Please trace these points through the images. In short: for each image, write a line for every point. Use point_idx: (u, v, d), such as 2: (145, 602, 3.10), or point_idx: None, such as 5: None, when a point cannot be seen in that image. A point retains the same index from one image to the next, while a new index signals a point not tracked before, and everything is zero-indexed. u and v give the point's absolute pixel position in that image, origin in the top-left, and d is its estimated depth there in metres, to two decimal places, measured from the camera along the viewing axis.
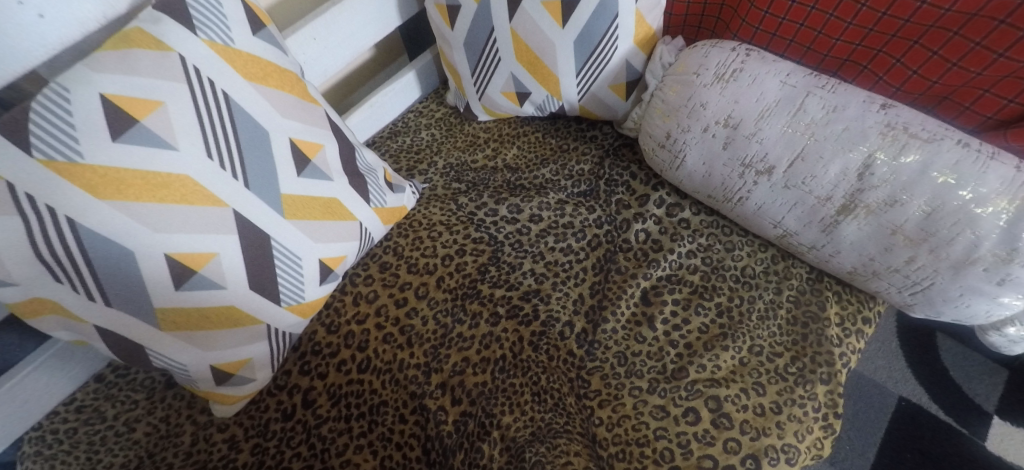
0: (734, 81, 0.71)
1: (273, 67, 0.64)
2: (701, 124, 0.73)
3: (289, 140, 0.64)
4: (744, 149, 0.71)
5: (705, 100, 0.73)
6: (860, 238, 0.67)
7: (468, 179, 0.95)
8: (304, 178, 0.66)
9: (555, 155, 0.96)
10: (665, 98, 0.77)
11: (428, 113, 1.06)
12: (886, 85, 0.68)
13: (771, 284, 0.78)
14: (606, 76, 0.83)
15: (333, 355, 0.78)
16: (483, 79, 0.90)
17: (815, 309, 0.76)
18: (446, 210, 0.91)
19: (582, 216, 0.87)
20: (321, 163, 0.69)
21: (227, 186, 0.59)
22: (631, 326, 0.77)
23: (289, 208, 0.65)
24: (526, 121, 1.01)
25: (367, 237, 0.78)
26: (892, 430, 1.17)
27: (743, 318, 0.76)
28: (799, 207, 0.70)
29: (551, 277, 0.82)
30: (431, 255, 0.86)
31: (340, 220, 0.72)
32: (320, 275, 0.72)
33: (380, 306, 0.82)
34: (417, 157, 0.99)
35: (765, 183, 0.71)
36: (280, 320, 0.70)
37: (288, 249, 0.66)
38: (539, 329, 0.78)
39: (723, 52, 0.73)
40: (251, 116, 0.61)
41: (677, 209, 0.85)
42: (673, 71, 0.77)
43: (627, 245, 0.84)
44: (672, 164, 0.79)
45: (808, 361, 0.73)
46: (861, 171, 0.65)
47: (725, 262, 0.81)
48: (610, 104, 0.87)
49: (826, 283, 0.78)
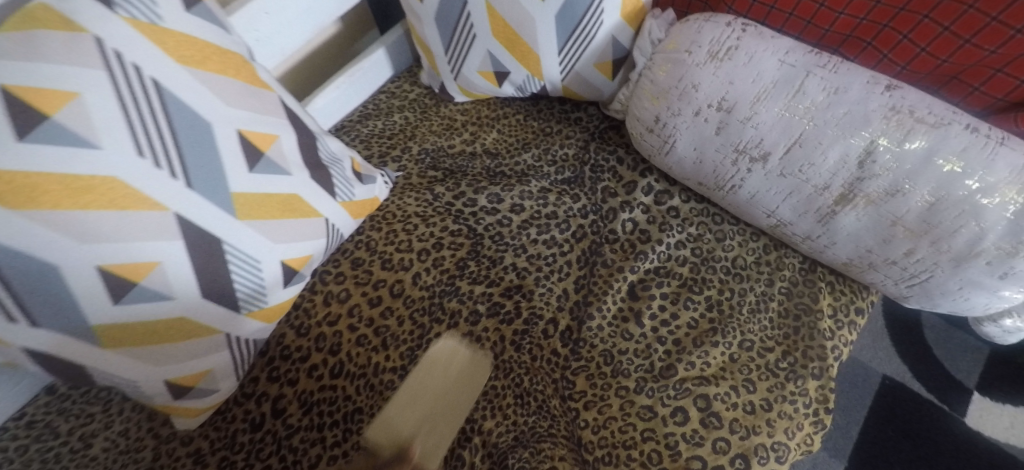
0: (729, 60, 0.65)
1: (212, 48, 0.57)
2: (693, 107, 0.68)
3: (237, 131, 0.58)
4: (738, 134, 0.66)
5: (697, 81, 0.67)
6: (858, 229, 0.63)
7: (446, 167, 0.89)
8: (257, 174, 0.60)
9: (537, 139, 0.90)
10: (654, 79, 0.71)
11: (401, 94, 0.99)
12: (891, 64, 0.63)
13: (763, 275, 0.74)
14: (590, 54, 0.77)
15: (304, 360, 0.74)
16: (457, 57, 0.83)
17: (807, 302, 0.72)
18: (422, 201, 0.85)
19: (566, 205, 0.82)
20: (276, 156, 0.62)
21: (167, 187, 0.53)
22: (617, 323, 0.73)
23: (241, 208, 0.59)
24: (506, 102, 0.95)
25: (334, 233, 0.73)
26: (876, 409, 1.16)
27: (733, 312, 0.72)
28: (795, 196, 0.66)
29: (534, 272, 0.78)
30: (406, 250, 0.81)
31: (300, 217, 0.66)
32: (284, 277, 0.67)
33: (353, 305, 0.77)
34: (390, 142, 0.92)
35: (759, 170, 0.66)
36: (240, 327, 0.65)
37: (244, 252, 0.61)
38: (521, 328, 0.74)
39: (717, 26, 0.67)
40: (191, 105, 0.54)
41: (665, 197, 0.81)
42: (663, 49, 0.71)
43: (613, 237, 0.79)
44: (661, 149, 0.74)
45: (799, 356, 0.69)
46: (861, 158, 0.60)
47: (715, 253, 0.77)
48: (595, 84, 0.81)
49: (820, 273, 0.74)
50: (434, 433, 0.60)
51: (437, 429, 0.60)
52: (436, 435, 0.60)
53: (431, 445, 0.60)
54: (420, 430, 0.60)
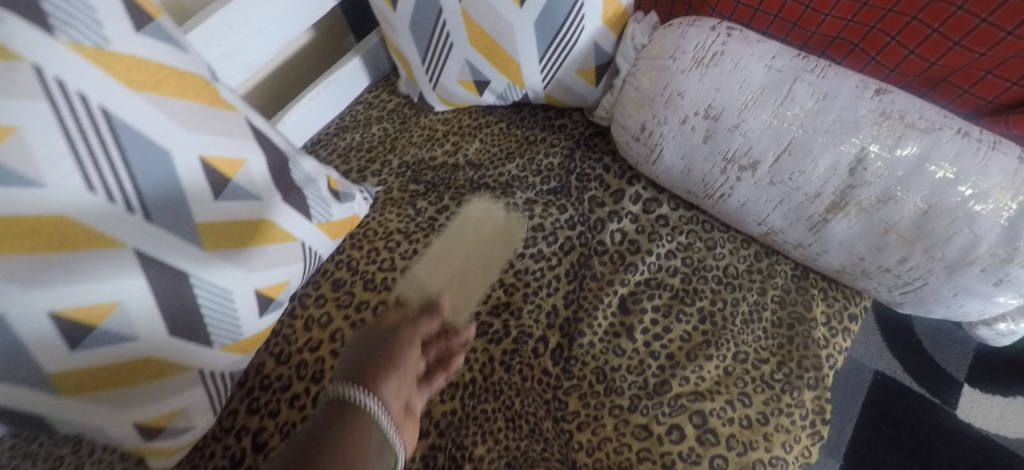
0: (715, 66, 0.62)
1: (168, 70, 0.53)
2: (680, 115, 0.65)
3: (200, 158, 0.54)
4: (726, 142, 0.63)
5: (683, 88, 0.64)
6: (851, 237, 0.61)
7: (427, 180, 0.86)
8: (222, 202, 0.57)
9: (521, 147, 0.88)
10: (639, 86, 0.68)
11: (379, 104, 0.96)
12: (879, 67, 0.60)
13: (755, 284, 0.73)
14: (572, 61, 0.74)
15: (285, 389, 0.71)
16: (434, 66, 0.80)
17: (801, 310, 0.71)
18: (404, 216, 0.82)
19: (553, 216, 0.80)
20: (242, 181, 0.59)
21: (125, 224, 0.50)
22: (609, 338, 0.71)
23: (207, 238, 0.56)
24: (488, 110, 0.92)
25: (312, 256, 0.70)
26: (867, 408, 1.14)
27: (726, 323, 0.70)
28: (786, 204, 0.63)
29: (521, 288, 0.75)
30: (388, 268, 0.78)
31: (273, 243, 0.63)
32: (259, 306, 0.64)
33: (335, 330, 0.74)
34: (370, 155, 0.89)
35: (748, 179, 0.64)
36: (214, 361, 0.62)
37: (214, 284, 0.58)
38: (510, 347, 0.71)
39: (702, 31, 0.64)
40: (147, 133, 0.50)
41: (654, 205, 0.79)
42: (647, 55, 0.68)
43: (601, 248, 0.77)
44: (648, 157, 0.71)
45: (795, 366, 0.68)
46: (853, 165, 0.57)
47: (706, 262, 0.75)
48: (578, 91, 0.78)
49: (812, 280, 0.73)
50: (460, 289, 0.75)
51: (464, 282, 0.75)
52: (462, 292, 0.75)
53: (459, 300, 0.74)
54: (449, 286, 0.75)
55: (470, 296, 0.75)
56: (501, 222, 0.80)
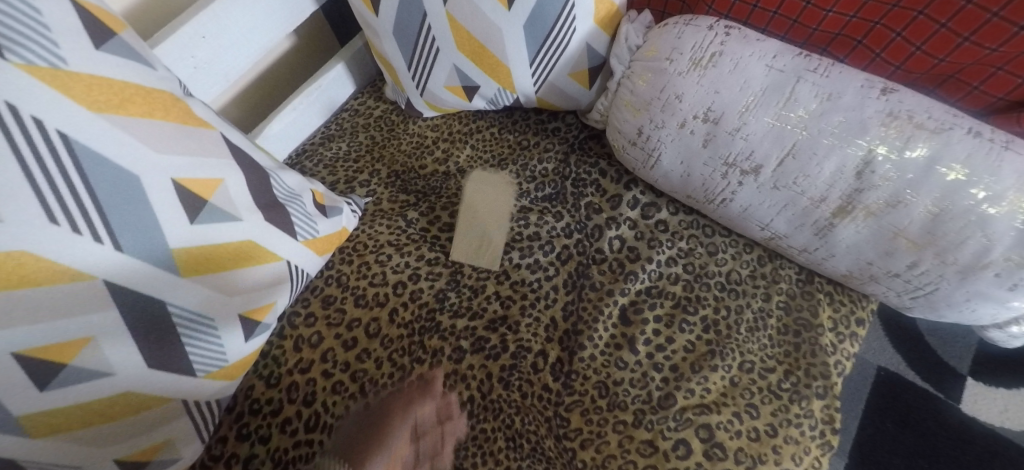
0: (713, 67, 0.59)
1: (133, 88, 0.50)
2: (677, 118, 0.62)
3: (172, 180, 0.51)
4: (726, 146, 0.60)
5: (680, 91, 0.61)
6: (859, 242, 0.59)
7: (418, 189, 0.84)
8: (200, 225, 0.54)
9: (514, 153, 0.85)
10: (634, 89, 0.65)
11: (365, 111, 0.93)
12: (884, 64, 0.57)
13: (759, 290, 0.71)
14: (564, 63, 0.71)
15: (276, 413, 0.68)
16: (421, 72, 0.77)
17: (807, 316, 0.69)
18: (395, 228, 0.80)
19: (548, 225, 0.78)
20: (221, 201, 0.56)
21: (92, 255, 0.47)
22: (610, 351, 0.69)
23: (182, 265, 0.53)
24: (479, 115, 0.89)
25: (299, 275, 0.67)
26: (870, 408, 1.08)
27: (730, 332, 0.69)
28: (790, 209, 0.61)
29: (519, 301, 0.73)
30: (380, 283, 0.75)
31: (255, 265, 0.60)
32: (244, 330, 0.61)
33: (326, 350, 0.71)
34: (357, 165, 0.86)
35: (750, 183, 0.61)
36: (198, 390, 0.58)
37: (193, 313, 0.55)
38: (509, 363, 0.69)
39: (699, 30, 0.61)
40: (112, 158, 0.48)
41: (653, 210, 0.77)
42: (642, 56, 0.65)
43: (600, 257, 0.75)
44: (645, 162, 0.68)
45: (802, 375, 0.66)
46: (860, 168, 0.55)
47: (708, 268, 0.73)
48: (571, 94, 0.75)
49: (817, 284, 0.71)
50: (492, 221, 0.78)
51: (491, 218, 0.79)
52: (494, 224, 0.78)
53: (493, 231, 0.78)
54: (481, 221, 0.78)
55: (502, 226, 0.78)
56: (493, 187, 0.81)
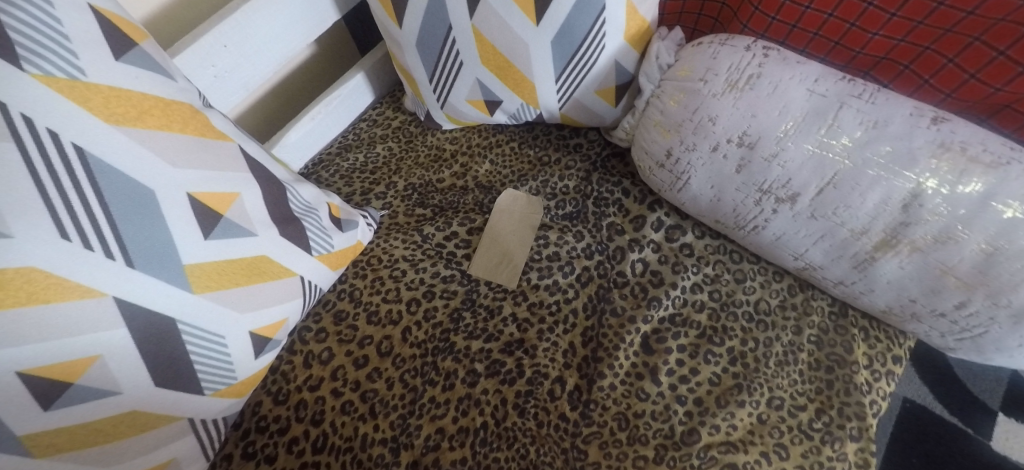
0: (750, 90, 0.57)
1: (151, 100, 0.48)
2: (709, 142, 0.59)
3: (187, 194, 0.50)
4: (761, 173, 0.57)
5: (714, 113, 0.58)
6: (901, 278, 0.55)
7: (434, 203, 0.82)
8: (214, 240, 0.52)
9: (534, 169, 0.83)
10: (664, 109, 0.63)
11: (383, 121, 0.91)
12: (933, 90, 0.54)
13: (789, 322, 0.68)
14: (591, 80, 0.69)
15: (284, 432, 0.66)
16: (443, 85, 0.75)
17: (840, 352, 0.66)
18: (411, 243, 0.77)
19: (569, 244, 0.75)
20: (236, 216, 0.54)
21: (103, 272, 0.45)
22: (631, 381, 0.66)
23: (194, 280, 0.51)
24: (499, 128, 0.87)
25: (311, 290, 0.65)
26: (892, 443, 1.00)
27: (758, 366, 0.66)
28: (827, 240, 0.58)
29: (537, 324, 0.70)
30: (394, 300, 0.73)
31: (268, 281, 0.58)
32: (254, 347, 0.59)
33: (337, 367, 0.69)
34: (374, 177, 0.85)
35: (785, 211, 0.58)
36: (205, 409, 0.57)
37: (205, 331, 0.53)
38: (524, 389, 0.66)
39: (735, 51, 0.59)
40: (127, 171, 0.46)
41: (678, 233, 0.74)
42: (673, 75, 0.63)
43: (622, 280, 0.72)
44: (673, 185, 0.66)
45: (835, 414, 0.63)
46: (907, 201, 0.51)
47: (735, 297, 0.70)
48: (597, 111, 0.73)
49: (851, 318, 0.67)
50: (516, 234, 0.77)
51: (514, 233, 0.77)
52: (518, 237, 0.76)
53: (516, 243, 0.76)
54: (506, 233, 0.77)
55: (526, 240, 0.76)
56: (520, 204, 0.79)
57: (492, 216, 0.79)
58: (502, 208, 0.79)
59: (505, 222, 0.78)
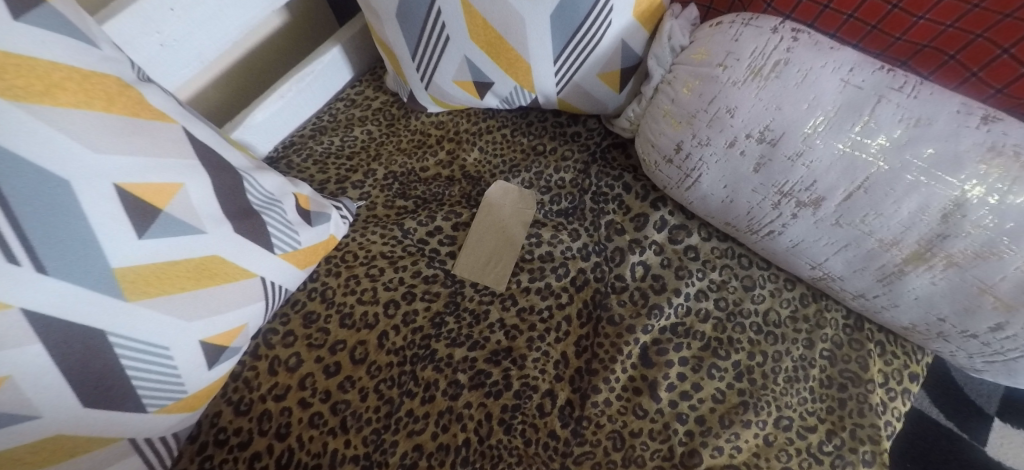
0: (775, 78, 0.50)
1: (65, 71, 0.41)
2: (725, 136, 0.53)
3: (114, 186, 0.42)
4: (782, 172, 0.51)
5: (733, 104, 0.52)
6: (932, 294, 0.50)
7: (417, 194, 0.74)
8: (150, 239, 0.45)
9: (528, 159, 0.76)
10: (675, 97, 0.56)
11: (362, 102, 0.84)
12: (982, 85, 0.46)
13: (801, 335, 0.62)
14: (593, 62, 0.62)
15: (244, 446, 0.59)
16: (426, 63, 0.67)
17: (855, 369, 0.60)
18: (390, 238, 0.71)
19: (563, 244, 0.69)
20: (180, 210, 0.47)
21: (7, 279, 0.38)
22: (627, 396, 0.60)
23: (126, 286, 0.44)
24: (490, 112, 0.80)
25: (275, 291, 0.58)
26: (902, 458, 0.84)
27: (766, 382, 0.60)
28: (851, 249, 0.52)
29: (526, 331, 0.64)
30: (370, 301, 0.66)
31: (220, 284, 0.51)
32: (206, 356, 0.52)
33: (305, 375, 0.63)
34: (351, 163, 0.77)
35: (807, 216, 0.52)
36: (150, 427, 0.50)
37: (143, 342, 0.46)
38: (511, 403, 0.60)
39: (760, 33, 0.51)
40: (34, 158, 0.39)
41: (682, 234, 0.68)
42: (687, 59, 0.56)
43: (620, 285, 0.66)
44: (681, 182, 0.59)
45: (847, 437, 0.58)
46: (948, 210, 0.45)
47: (743, 305, 0.64)
48: (598, 97, 0.66)
49: (867, 332, 0.62)
50: (506, 231, 0.70)
51: (504, 230, 0.70)
52: (508, 235, 0.70)
53: (505, 242, 0.70)
54: (495, 230, 0.70)
55: (516, 239, 0.70)
56: (512, 198, 0.72)
57: (480, 210, 0.72)
58: (492, 202, 0.72)
59: (493, 217, 0.71)
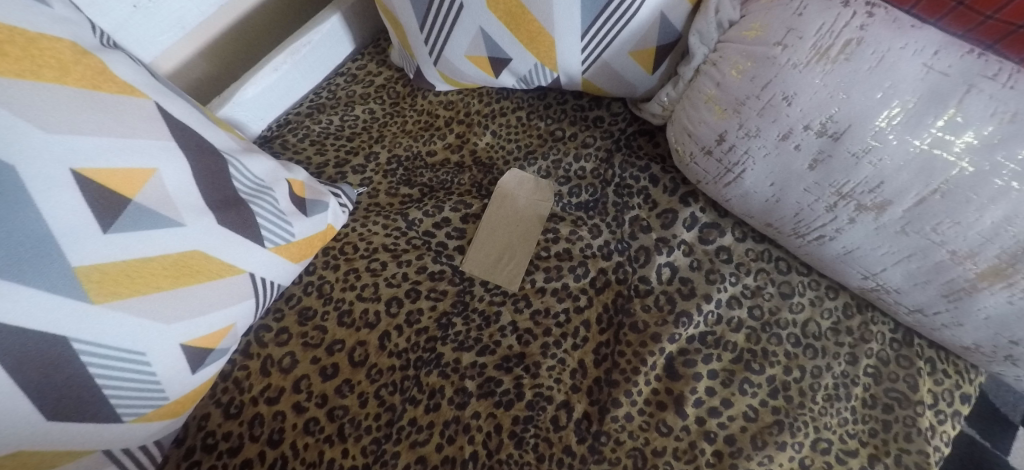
0: (844, 61, 0.42)
1: (6, 33, 0.36)
2: (778, 127, 0.46)
3: (73, 172, 0.37)
4: (843, 171, 0.45)
5: (791, 90, 0.45)
6: (1006, 315, 0.44)
7: (422, 181, 0.68)
8: (118, 233, 0.40)
9: (545, 145, 0.69)
10: (721, 81, 0.49)
11: (364, 77, 0.77)
12: None
13: (843, 349, 0.56)
14: (625, 37, 0.55)
15: (234, 452, 0.54)
16: (436, 35, 0.61)
17: (903, 389, 0.54)
18: (393, 229, 0.65)
19: (583, 241, 0.63)
20: (153, 199, 0.42)
21: None
22: (650, 411, 0.55)
23: (91, 286, 0.38)
24: (504, 93, 0.73)
25: (267, 287, 0.52)
26: None
27: (803, 400, 0.54)
28: (915, 260, 0.46)
29: (541, 336, 0.58)
30: (371, 298, 0.61)
31: (203, 282, 0.45)
32: (189, 361, 0.47)
33: (300, 377, 0.57)
34: (351, 144, 0.71)
35: (867, 221, 0.46)
36: (127, 437, 0.45)
37: (114, 348, 0.41)
38: (523, 414, 0.55)
39: (829, 5, 0.44)
40: None
41: (714, 233, 0.61)
42: (738, 37, 0.49)
43: (644, 288, 0.60)
44: (719, 177, 0.53)
45: (892, 464, 0.52)
46: None
47: (779, 315, 0.58)
48: (628, 78, 0.59)
49: (917, 348, 0.56)
50: (520, 224, 0.64)
51: (517, 223, 0.64)
52: (521, 229, 0.64)
53: (518, 236, 0.64)
54: (507, 224, 0.64)
55: (530, 234, 0.64)
56: (528, 188, 0.66)
57: (492, 201, 0.66)
58: (505, 192, 0.66)
59: (506, 209, 0.65)
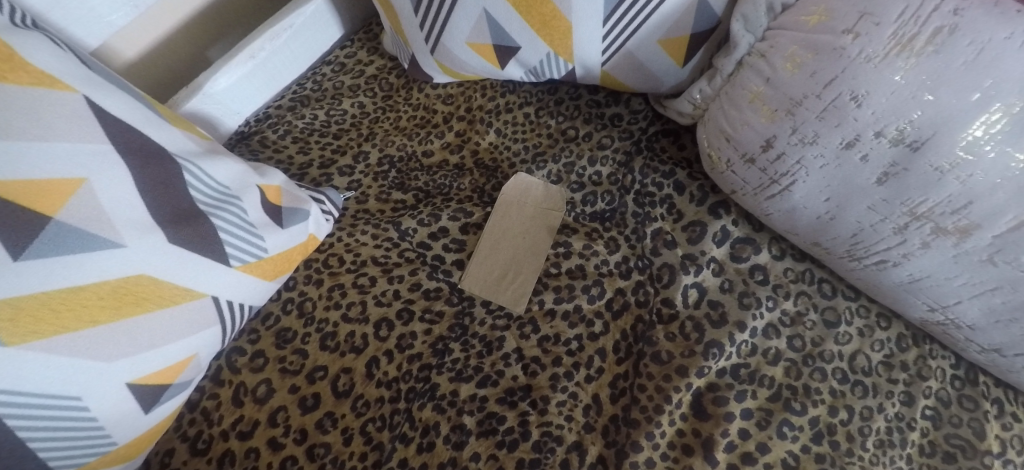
0: (932, 54, 0.35)
1: None
2: (842, 133, 0.39)
3: None
4: (920, 187, 0.37)
5: (861, 89, 0.37)
6: None
7: (417, 185, 0.61)
8: (35, 260, 0.33)
9: (556, 146, 0.62)
10: (772, 76, 0.42)
11: (353, 67, 0.69)
12: None
13: (897, 388, 0.49)
14: (651, 22, 0.48)
15: None
16: (433, 20, 0.53)
17: (967, 436, 0.47)
18: (384, 240, 0.58)
19: (598, 256, 0.56)
20: (81, 217, 0.35)
21: None
22: (675, 456, 0.47)
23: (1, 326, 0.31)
24: (510, 86, 0.65)
25: (236, 311, 0.45)
26: None
27: (852, 447, 0.47)
28: (999, 295, 0.38)
29: (550, 366, 0.51)
30: (358, 319, 0.54)
31: (152, 311, 0.38)
32: (142, 402, 0.39)
33: (276, 409, 0.50)
34: (338, 142, 0.64)
35: (945, 247, 0.38)
36: None
37: (39, 395, 0.33)
38: (529, 458, 0.47)
39: None
40: None
41: (748, 250, 0.54)
42: (796, 23, 0.41)
43: (668, 313, 0.53)
44: (762, 188, 0.46)
45: None
46: None
47: (824, 347, 0.50)
48: (654, 70, 0.51)
49: (982, 388, 0.49)
50: (528, 237, 0.57)
51: (524, 235, 0.57)
52: (528, 242, 0.57)
53: (524, 250, 0.57)
54: (513, 236, 0.57)
55: (540, 247, 0.57)
56: (539, 196, 0.59)
57: (495, 209, 0.59)
58: (510, 199, 0.59)
59: (511, 218, 0.58)
